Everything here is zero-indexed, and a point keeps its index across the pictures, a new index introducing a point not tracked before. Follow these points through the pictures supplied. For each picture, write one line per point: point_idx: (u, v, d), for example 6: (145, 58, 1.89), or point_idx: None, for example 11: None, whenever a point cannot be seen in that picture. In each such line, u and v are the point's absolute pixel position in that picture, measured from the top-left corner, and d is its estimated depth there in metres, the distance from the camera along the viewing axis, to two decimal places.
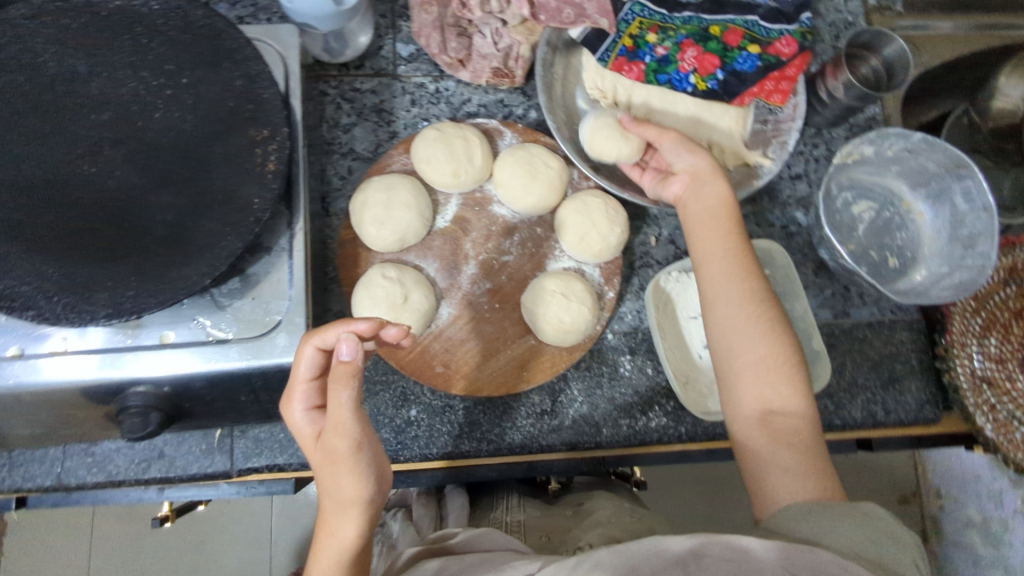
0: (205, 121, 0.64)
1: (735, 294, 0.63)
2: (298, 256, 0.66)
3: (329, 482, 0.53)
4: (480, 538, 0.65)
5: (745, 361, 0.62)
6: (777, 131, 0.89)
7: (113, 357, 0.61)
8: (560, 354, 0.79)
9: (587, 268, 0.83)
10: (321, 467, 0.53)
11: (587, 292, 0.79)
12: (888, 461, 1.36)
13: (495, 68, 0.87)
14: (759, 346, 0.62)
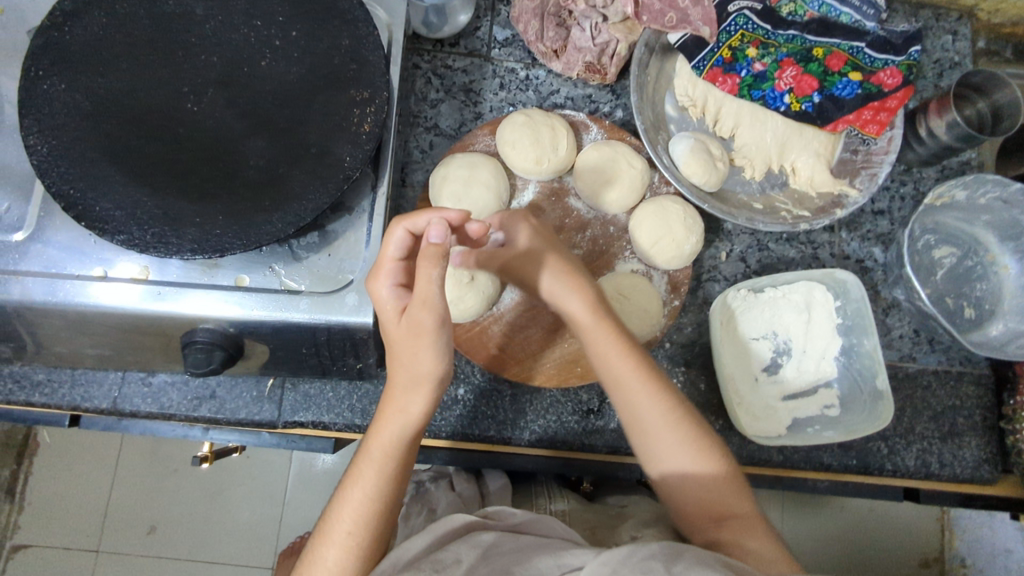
0: (308, 76, 0.65)
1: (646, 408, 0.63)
2: (377, 220, 0.66)
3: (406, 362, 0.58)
4: (535, 523, 0.65)
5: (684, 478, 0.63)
6: (867, 162, 0.87)
7: (189, 292, 0.63)
8: None
9: (655, 273, 0.82)
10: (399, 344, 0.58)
11: (652, 298, 0.79)
12: (915, 520, 1.33)
13: (588, 62, 0.86)
14: (679, 455, 0.63)
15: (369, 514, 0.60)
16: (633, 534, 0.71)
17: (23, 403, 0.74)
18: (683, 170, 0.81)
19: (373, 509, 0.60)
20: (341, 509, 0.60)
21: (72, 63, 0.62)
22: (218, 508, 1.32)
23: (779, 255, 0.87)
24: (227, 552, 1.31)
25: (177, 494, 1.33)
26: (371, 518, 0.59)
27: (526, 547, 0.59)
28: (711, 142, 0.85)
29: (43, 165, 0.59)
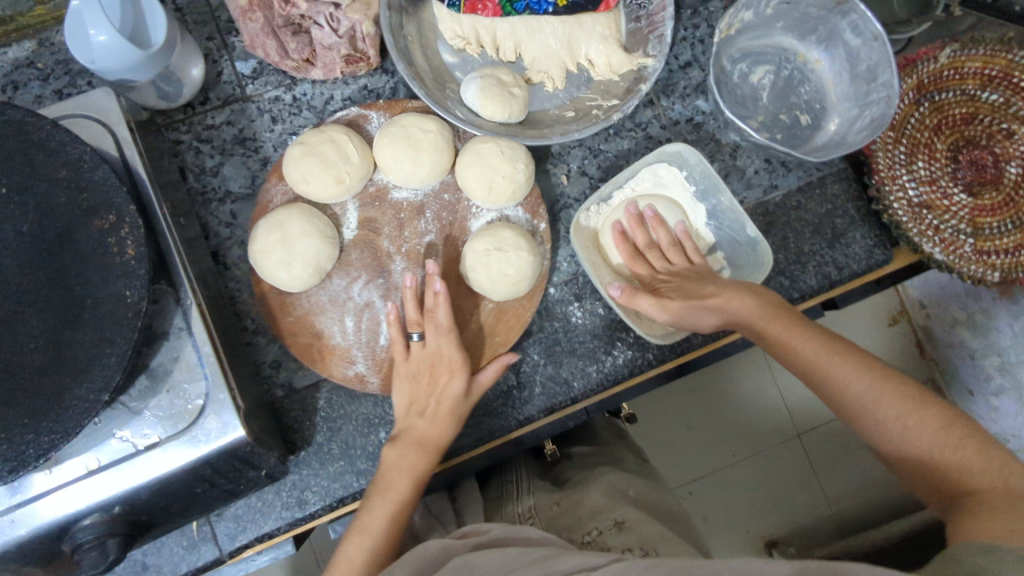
0: (43, 227, 0.57)
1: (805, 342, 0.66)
2: (199, 331, 0.61)
3: (425, 423, 0.70)
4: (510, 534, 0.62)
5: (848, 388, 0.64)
6: (652, 25, 0.84)
7: (48, 503, 0.57)
8: (521, 304, 0.77)
9: (509, 212, 0.79)
10: (423, 415, 0.70)
11: (519, 235, 0.75)
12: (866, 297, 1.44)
13: (346, 55, 0.80)
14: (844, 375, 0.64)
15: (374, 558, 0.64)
16: (615, 520, 0.71)
17: None
18: (482, 112, 0.77)
19: (383, 546, 0.65)
20: (348, 558, 0.64)
21: None
22: None
23: (615, 152, 0.85)
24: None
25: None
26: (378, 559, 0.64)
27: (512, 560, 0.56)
28: (502, 69, 0.81)
29: None
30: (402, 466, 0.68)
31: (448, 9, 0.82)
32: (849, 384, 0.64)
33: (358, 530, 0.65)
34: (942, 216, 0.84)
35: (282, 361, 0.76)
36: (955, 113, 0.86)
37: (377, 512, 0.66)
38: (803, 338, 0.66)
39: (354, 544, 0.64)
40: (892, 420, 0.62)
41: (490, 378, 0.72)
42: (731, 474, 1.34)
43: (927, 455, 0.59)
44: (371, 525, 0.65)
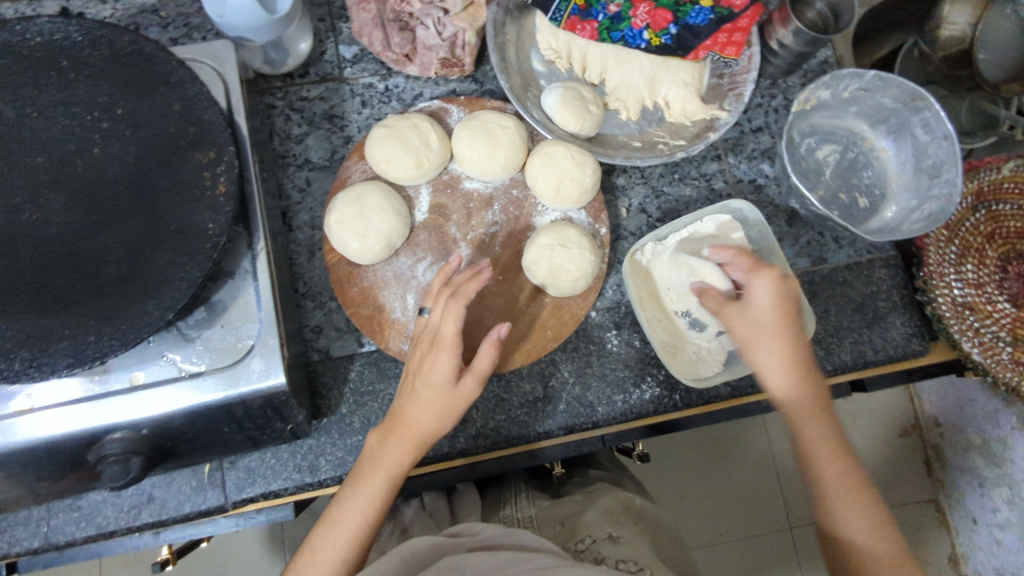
0: (147, 151, 0.61)
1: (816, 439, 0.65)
2: (263, 276, 0.64)
3: (414, 413, 0.65)
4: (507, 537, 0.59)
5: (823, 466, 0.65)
6: (734, 84, 0.89)
7: (85, 408, 0.59)
8: (577, 303, 0.79)
9: (573, 214, 0.82)
10: (415, 403, 0.65)
11: (582, 236, 0.78)
12: (882, 399, 1.37)
13: (443, 58, 0.85)
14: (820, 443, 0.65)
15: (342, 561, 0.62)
16: (609, 532, 0.69)
17: None
18: (558, 121, 0.83)
19: (353, 547, 0.62)
20: (316, 559, 0.62)
21: None
22: None
23: (676, 197, 0.88)
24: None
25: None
26: (346, 565, 0.62)
27: (504, 566, 0.53)
28: (584, 88, 0.87)
29: None
30: (384, 460, 0.64)
31: (549, 23, 0.88)
32: (824, 468, 0.65)
33: (332, 531, 0.62)
34: (984, 319, 0.85)
35: (324, 328, 0.78)
36: (1011, 225, 0.87)
37: (349, 511, 0.63)
38: (817, 421, 0.66)
39: (326, 544, 0.62)
40: (847, 494, 0.63)
41: (486, 365, 0.66)
42: (722, 546, 1.31)
43: (861, 541, 0.61)
44: (345, 525, 0.62)
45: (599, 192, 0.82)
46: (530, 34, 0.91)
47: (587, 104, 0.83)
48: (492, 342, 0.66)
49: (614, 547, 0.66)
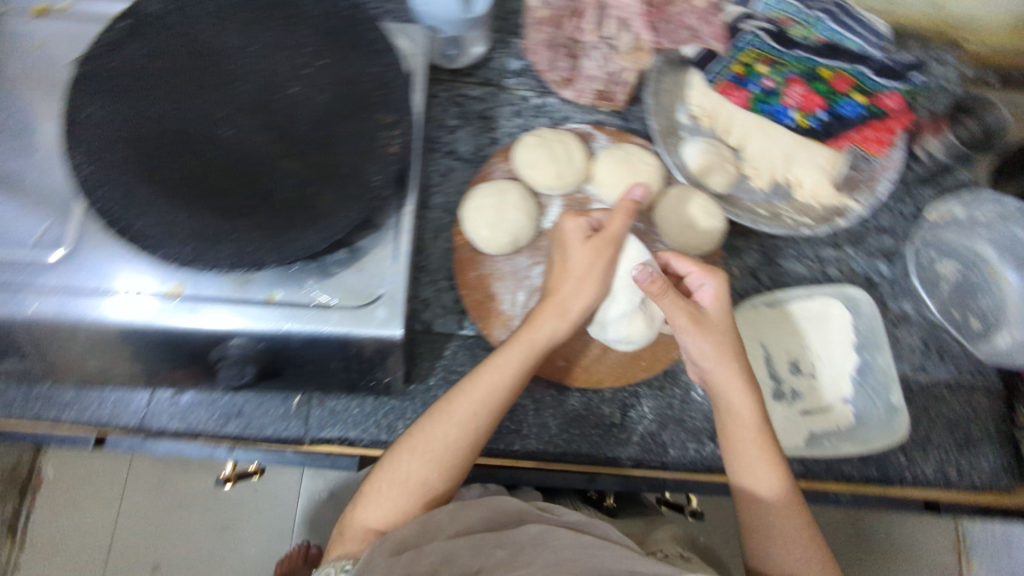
0: (338, 101, 0.68)
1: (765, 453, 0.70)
2: (405, 237, 0.69)
3: (559, 297, 0.73)
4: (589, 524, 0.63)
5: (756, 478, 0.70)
6: (870, 179, 0.90)
7: (224, 308, 0.64)
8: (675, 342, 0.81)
9: None
10: (567, 278, 0.73)
11: None
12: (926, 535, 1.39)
13: (599, 90, 0.91)
14: (761, 458, 0.70)
15: (455, 439, 0.66)
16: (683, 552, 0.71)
17: (53, 422, 0.76)
18: (693, 172, 0.88)
19: (486, 409, 0.67)
20: (427, 434, 0.66)
21: (112, 92, 0.65)
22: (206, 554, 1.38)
23: (788, 271, 0.89)
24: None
25: (175, 529, 1.39)
26: (457, 444, 0.66)
27: (585, 547, 0.57)
28: (721, 149, 0.92)
29: (86, 187, 0.62)
30: (507, 358, 0.69)
31: (705, 83, 0.93)
32: (770, 514, 0.69)
33: (444, 415, 0.67)
34: None
35: (432, 303, 0.83)
36: None
37: (466, 403, 0.67)
38: (762, 464, 0.70)
39: (436, 425, 0.66)
40: (785, 510, 0.69)
41: (620, 228, 0.75)
42: None
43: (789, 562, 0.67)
44: (462, 412, 0.66)
45: (718, 246, 0.85)
46: (682, 87, 0.95)
47: (727, 163, 0.89)
48: (623, 199, 0.75)
49: (688, 564, 0.68)
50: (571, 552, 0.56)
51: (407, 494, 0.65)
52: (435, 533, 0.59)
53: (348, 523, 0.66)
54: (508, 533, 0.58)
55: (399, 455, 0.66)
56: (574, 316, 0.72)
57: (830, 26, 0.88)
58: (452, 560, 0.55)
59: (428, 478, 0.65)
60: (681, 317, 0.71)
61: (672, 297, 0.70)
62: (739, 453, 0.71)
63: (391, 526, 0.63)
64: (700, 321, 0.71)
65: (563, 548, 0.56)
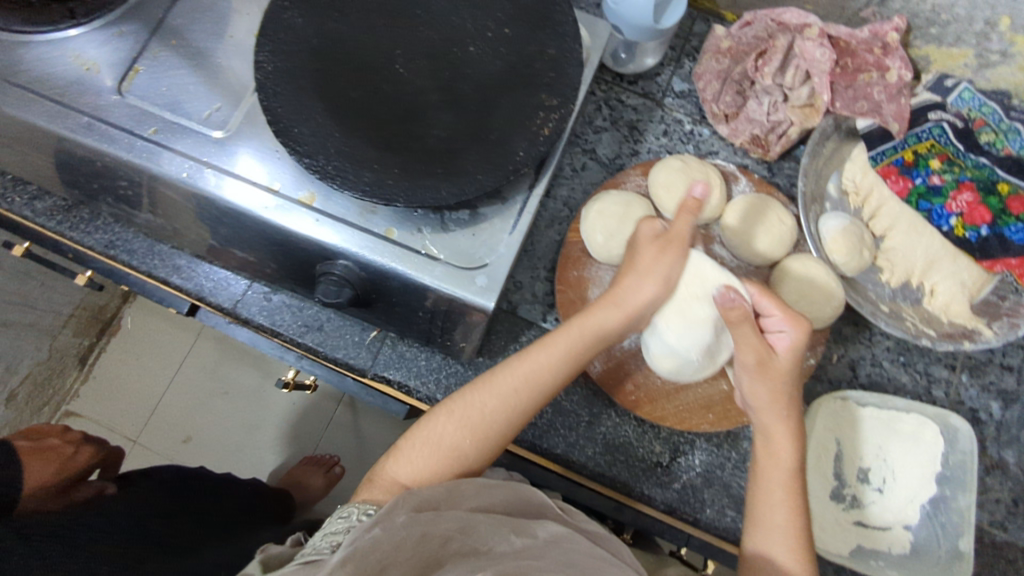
0: (508, 71, 0.69)
1: (790, 505, 0.63)
2: (527, 217, 0.70)
3: (618, 291, 0.68)
4: (607, 540, 0.59)
5: (774, 527, 0.62)
6: (1015, 311, 0.83)
7: (341, 227, 0.67)
8: None
9: None
10: (630, 273, 0.68)
11: None
12: None
13: (755, 134, 0.88)
14: (784, 510, 0.63)
15: (495, 410, 0.62)
16: None
17: (161, 280, 0.81)
18: (828, 245, 0.84)
19: (526, 385, 0.63)
20: (468, 400, 0.63)
21: (313, 5, 0.69)
22: (237, 445, 1.47)
23: (891, 377, 0.84)
24: (249, 473, 1.45)
25: (213, 410, 1.49)
26: (495, 416, 0.62)
27: (600, 560, 0.53)
28: (865, 231, 0.87)
29: (263, 80, 0.66)
30: (563, 337, 0.65)
31: (867, 160, 0.89)
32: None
33: (487, 385, 0.63)
34: None
35: (523, 287, 0.85)
36: None
37: (511, 376, 0.64)
38: (780, 511, 0.63)
39: (476, 393, 0.63)
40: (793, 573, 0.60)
41: (685, 229, 0.69)
42: None
43: None
44: (505, 384, 0.63)
45: (827, 329, 0.80)
46: (841, 159, 0.92)
47: (862, 246, 0.83)
48: (686, 197, 0.67)
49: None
50: (585, 559, 0.52)
51: (439, 456, 0.61)
52: (455, 500, 0.55)
53: (375, 473, 0.62)
54: (526, 524, 0.54)
55: (436, 416, 0.63)
56: (629, 310, 0.67)
57: None
58: (469, 532, 0.51)
59: (462, 446, 0.61)
60: (746, 355, 0.66)
61: (747, 330, 0.66)
62: (761, 516, 0.63)
63: (420, 484, 0.60)
64: (769, 366, 0.66)
65: (579, 554, 0.52)
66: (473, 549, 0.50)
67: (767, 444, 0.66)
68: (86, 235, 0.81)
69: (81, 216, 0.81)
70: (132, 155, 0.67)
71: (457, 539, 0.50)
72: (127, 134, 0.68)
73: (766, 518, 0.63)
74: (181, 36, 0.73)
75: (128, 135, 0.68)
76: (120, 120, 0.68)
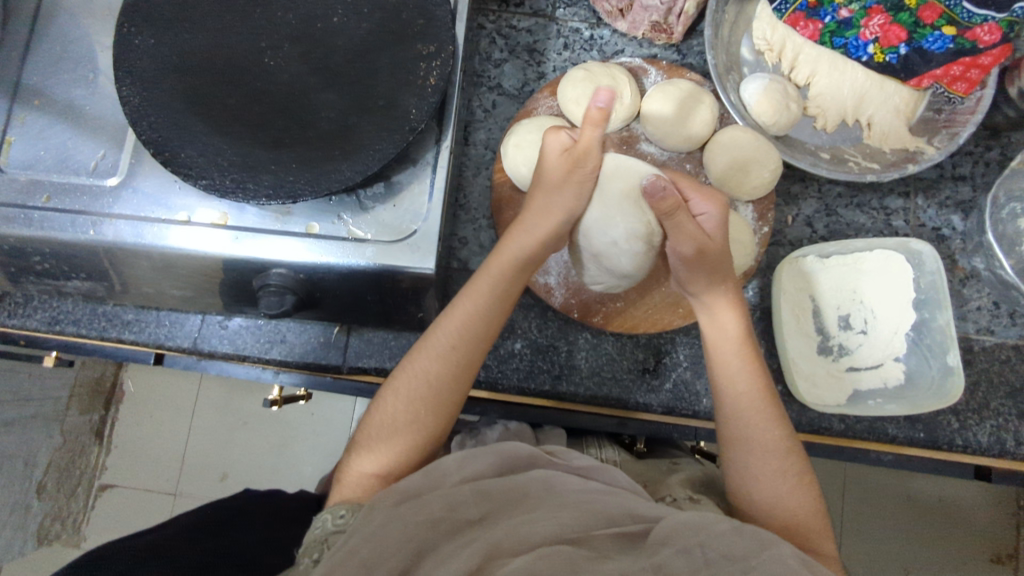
0: (378, 31, 0.67)
1: (748, 376, 0.66)
2: (441, 172, 0.69)
3: (525, 217, 0.69)
4: (599, 471, 0.61)
5: (738, 398, 0.65)
6: (950, 122, 0.83)
7: (263, 236, 0.66)
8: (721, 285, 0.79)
9: (739, 205, 0.81)
10: (539, 190, 0.69)
11: (740, 225, 0.78)
12: (999, 490, 1.35)
13: (654, 21, 0.84)
14: (745, 378, 0.66)
15: (439, 373, 0.65)
16: (691, 495, 0.70)
17: (115, 340, 0.82)
18: (753, 109, 0.82)
19: (461, 334, 0.65)
20: (409, 373, 0.66)
21: (160, 21, 0.65)
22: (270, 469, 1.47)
23: (848, 222, 0.85)
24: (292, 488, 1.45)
25: (236, 442, 1.47)
26: (440, 378, 0.65)
27: (592, 495, 0.55)
28: (788, 84, 0.85)
29: (135, 114, 0.63)
30: (483, 281, 0.67)
31: (771, 12, 0.86)
32: (752, 456, 0.64)
33: (423, 351, 0.66)
34: None
35: (470, 241, 0.85)
36: None
37: (444, 334, 0.66)
38: (742, 380, 0.66)
39: (416, 363, 0.66)
40: (766, 436, 0.64)
41: (591, 141, 0.67)
42: None
43: (777, 503, 0.62)
44: (441, 344, 0.65)
45: (772, 191, 0.80)
46: (748, 20, 0.89)
47: (788, 103, 0.81)
48: (590, 109, 0.64)
49: (693, 507, 0.66)
50: (576, 498, 0.55)
51: (397, 434, 0.63)
52: (437, 481, 0.57)
53: (342, 473, 0.64)
54: (513, 480, 0.56)
55: (385, 397, 0.66)
56: (542, 235, 0.68)
57: None
58: (455, 508, 0.53)
59: (422, 417, 0.64)
60: (686, 244, 0.65)
61: (683, 219, 0.64)
62: (725, 387, 0.67)
63: (385, 469, 0.62)
64: (708, 252, 0.65)
65: (572, 496, 0.55)
66: (464, 523, 0.53)
67: (711, 321, 0.69)
68: (28, 317, 0.81)
69: (16, 301, 0.82)
70: (34, 229, 0.66)
71: (444, 518, 0.52)
72: (21, 210, 0.66)
73: (730, 392, 0.66)
74: (44, 94, 0.70)
75: (22, 210, 0.66)
76: (7, 197, 0.66)
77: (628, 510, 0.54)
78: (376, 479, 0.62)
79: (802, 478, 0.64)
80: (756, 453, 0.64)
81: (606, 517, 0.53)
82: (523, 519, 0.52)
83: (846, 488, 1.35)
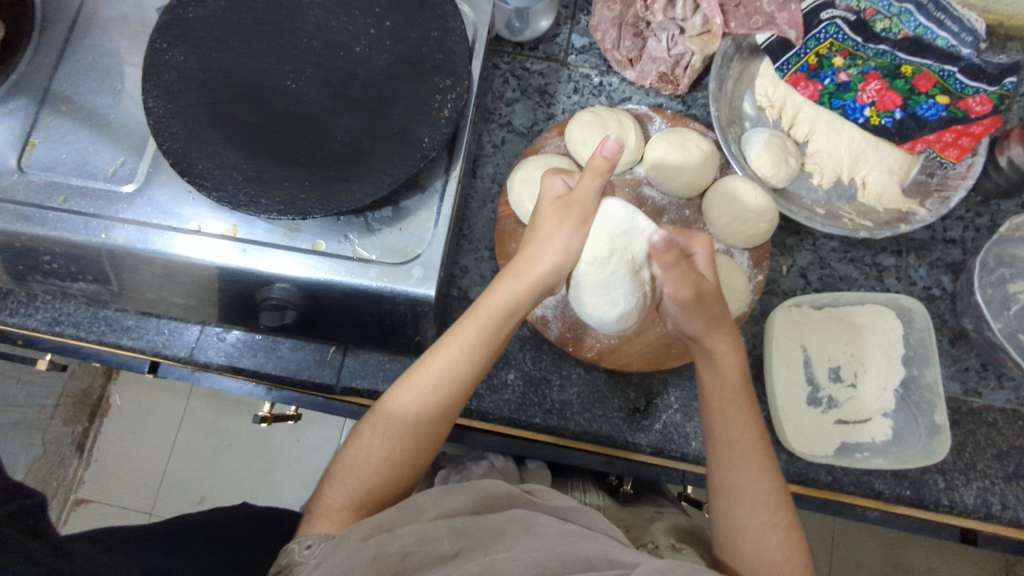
0: (397, 63, 0.70)
1: (742, 427, 0.66)
2: (448, 201, 0.71)
3: (520, 262, 0.68)
4: (579, 513, 0.60)
5: (732, 447, 0.66)
6: (943, 186, 0.85)
7: (270, 251, 0.68)
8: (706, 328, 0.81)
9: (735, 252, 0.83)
10: (534, 240, 0.69)
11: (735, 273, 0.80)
12: (989, 561, 1.33)
13: (662, 72, 0.89)
14: (741, 428, 0.66)
15: (418, 411, 0.66)
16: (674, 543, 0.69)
17: (113, 345, 0.82)
18: (753, 161, 0.84)
19: (443, 375, 0.66)
20: (389, 409, 0.66)
21: (191, 39, 0.68)
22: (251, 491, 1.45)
23: (841, 275, 0.87)
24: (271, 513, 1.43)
25: (219, 462, 1.46)
26: (419, 418, 0.65)
27: (567, 537, 0.55)
28: (787, 140, 0.88)
29: (157, 124, 0.65)
30: (471, 323, 0.66)
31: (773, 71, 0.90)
32: (741, 506, 0.64)
33: (405, 389, 0.66)
34: None
35: (471, 270, 0.87)
36: None
37: (427, 372, 0.66)
38: (736, 429, 0.66)
39: (396, 399, 0.66)
40: (756, 488, 0.64)
41: (588, 190, 0.66)
42: None
43: (761, 560, 0.62)
44: (421, 383, 0.66)
45: (768, 241, 0.83)
46: (751, 78, 0.93)
47: (785, 157, 0.84)
48: (596, 158, 0.63)
49: (675, 555, 0.66)
50: (553, 540, 0.54)
51: (370, 469, 0.64)
52: (415, 514, 0.56)
53: (316, 501, 0.65)
54: (491, 518, 0.56)
55: (364, 431, 0.66)
56: (531, 279, 0.67)
57: (919, 20, 0.76)
58: (430, 543, 0.54)
59: (394, 453, 0.65)
60: (682, 288, 0.66)
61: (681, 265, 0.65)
62: (720, 436, 0.67)
63: (357, 502, 0.63)
64: (704, 295, 0.66)
65: (549, 538, 0.55)
66: (438, 558, 0.53)
67: (711, 366, 0.68)
68: (29, 317, 0.82)
69: (19, 300, 0.83)
70: (48, 229, 0.67)
71: (418, 551, 0.53)
72: (38, 210, 0.68)
73: (726, 440, 0.67)
74: (71, 101, 0.72)
75: (38, 210, 0.68)
76: (25, 197, 0.68)
77: (606, 554, 0.53)
78: (349, 513, 0.63)
79: (789, 534, 0.63)
80: (744, 504, 0.64)
81: (584, 561, 0.52)
82: (499, 557, 0.52)
83: (833, 548, 1.34)
